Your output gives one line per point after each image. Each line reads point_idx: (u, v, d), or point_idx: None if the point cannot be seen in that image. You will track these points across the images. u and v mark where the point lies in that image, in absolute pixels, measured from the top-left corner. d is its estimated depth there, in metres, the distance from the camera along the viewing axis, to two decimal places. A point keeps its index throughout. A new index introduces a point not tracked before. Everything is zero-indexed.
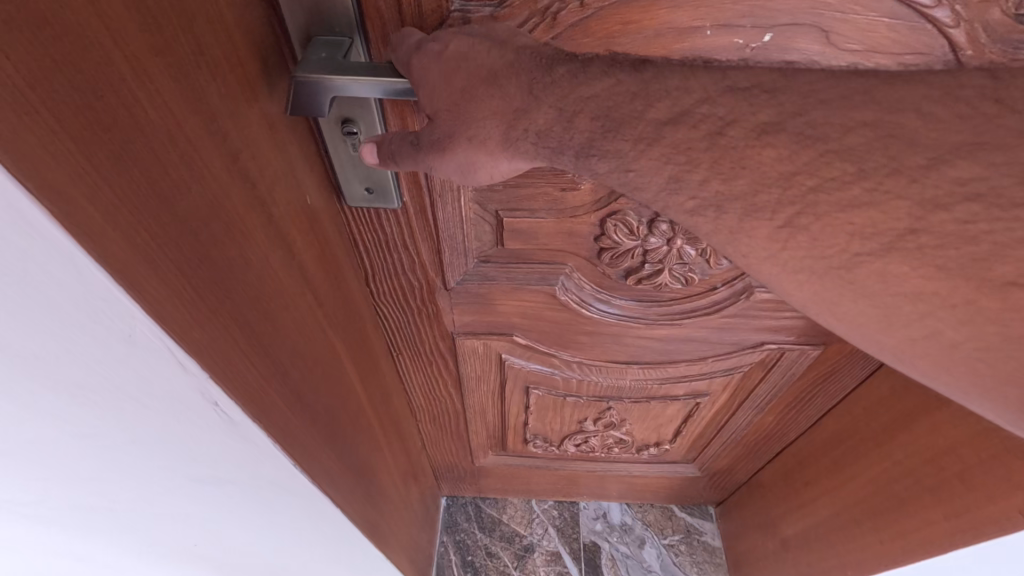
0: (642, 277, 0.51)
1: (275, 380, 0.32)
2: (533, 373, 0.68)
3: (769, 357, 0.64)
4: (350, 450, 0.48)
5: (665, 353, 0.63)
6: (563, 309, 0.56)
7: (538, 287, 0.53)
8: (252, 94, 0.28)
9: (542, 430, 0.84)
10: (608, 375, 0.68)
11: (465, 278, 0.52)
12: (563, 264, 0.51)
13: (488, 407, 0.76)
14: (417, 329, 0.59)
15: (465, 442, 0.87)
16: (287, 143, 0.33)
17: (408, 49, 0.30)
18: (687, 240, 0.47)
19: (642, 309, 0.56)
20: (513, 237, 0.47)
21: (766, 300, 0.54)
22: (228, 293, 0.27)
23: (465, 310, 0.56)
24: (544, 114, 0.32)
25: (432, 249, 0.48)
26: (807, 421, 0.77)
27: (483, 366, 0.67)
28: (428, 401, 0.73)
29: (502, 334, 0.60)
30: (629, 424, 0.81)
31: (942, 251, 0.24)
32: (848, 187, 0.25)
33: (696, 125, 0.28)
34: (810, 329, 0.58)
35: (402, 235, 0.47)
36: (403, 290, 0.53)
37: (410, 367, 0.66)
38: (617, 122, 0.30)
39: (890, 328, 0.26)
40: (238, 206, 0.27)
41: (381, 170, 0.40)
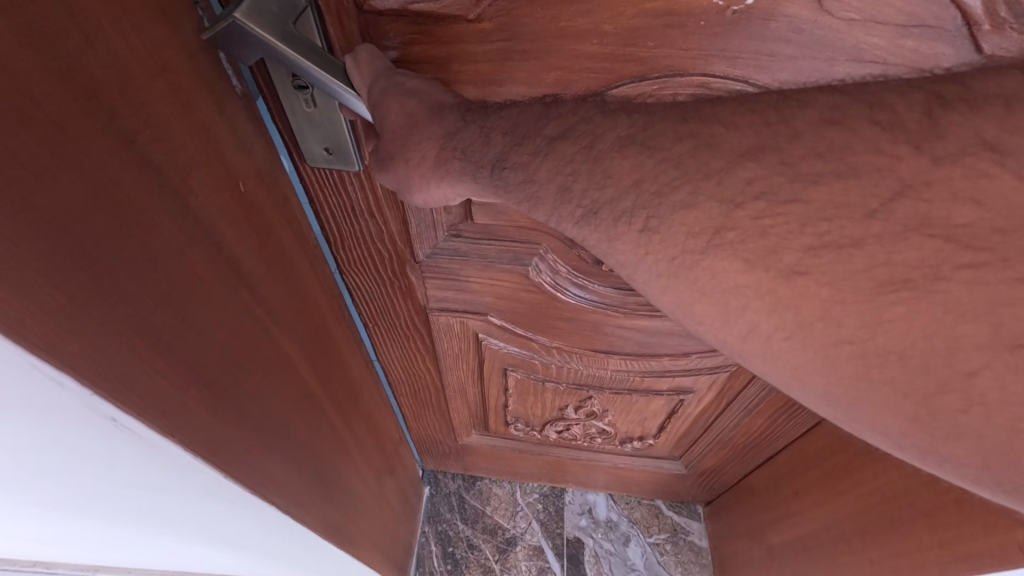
0: None
1: (200, 395, 0.30)
2: (510, 356, 0.66)
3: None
4: (306, 450, 0.47)
5: (645, 345, 0.61)
6: (537, 291, 0.54)
7: (510, 267, 0.51)
8: (152, 68, 0.27)
9: (523, 414, 0.82)
10: (589, 363, 0.66)
11: (435, 252, 0.50)
12: (537, 244, 0.48)
13: (467, 386, 0.75)
14: (391, 302, 0.58)
15: (447, 419, 0.87)
16: (205, 126, 0.31)
17: (375, 71, 0.33)
18: None
19: (620, 297, 0.53)
20: (482, 211, 0.45)
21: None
22: (126, 294, 0.24)
23: (439, 286, 0.54)
24: (470, 135, 0.33)
25: (399, 220, 0.47)
26: (799, 428, 0.73)
27: (461, 345, 0.65)
28: (406, 374, 0.73)
29: (477, 314, 0.58)
30: (612, 415, 0.78)
31: (745, 242, 0.23)
32: (675, 191, 0.25)
33: (575, 141, 0.29)
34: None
35: (368, 203, 0.45)
36: (371, 261, 0.52)
37: (386, 339, 0.65)
38: (522, 134, 0.31)
39: (724, 328, 0.24)
40: (137, 195, 0.25)
41: (339, 130, 0.38)
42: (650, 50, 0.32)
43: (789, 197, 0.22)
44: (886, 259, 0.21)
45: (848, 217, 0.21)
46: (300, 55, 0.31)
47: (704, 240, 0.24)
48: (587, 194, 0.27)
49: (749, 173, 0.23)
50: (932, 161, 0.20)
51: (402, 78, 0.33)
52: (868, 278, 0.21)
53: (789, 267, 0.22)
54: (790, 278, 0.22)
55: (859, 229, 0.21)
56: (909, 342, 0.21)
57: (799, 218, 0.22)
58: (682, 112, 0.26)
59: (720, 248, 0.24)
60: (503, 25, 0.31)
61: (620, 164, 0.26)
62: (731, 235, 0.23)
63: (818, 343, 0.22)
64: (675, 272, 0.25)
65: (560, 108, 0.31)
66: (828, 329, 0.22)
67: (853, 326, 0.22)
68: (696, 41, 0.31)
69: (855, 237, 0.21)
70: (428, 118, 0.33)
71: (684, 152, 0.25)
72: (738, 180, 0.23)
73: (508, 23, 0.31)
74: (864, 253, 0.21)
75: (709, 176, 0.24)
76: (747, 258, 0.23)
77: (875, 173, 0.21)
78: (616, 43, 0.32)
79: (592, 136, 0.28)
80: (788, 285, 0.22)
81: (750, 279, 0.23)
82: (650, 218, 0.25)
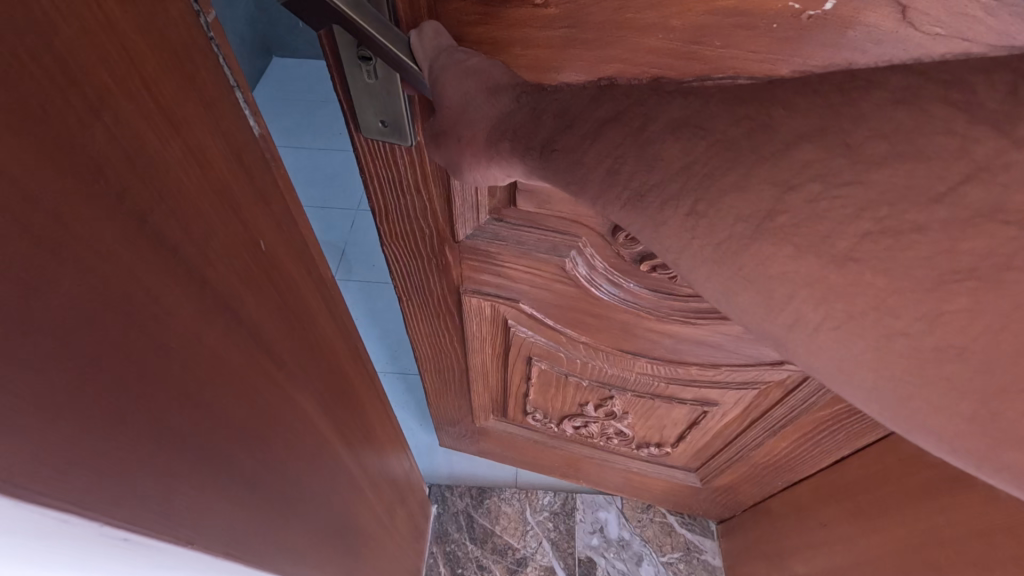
0: (656, 264, 0.47)
1: (193, 472, 0.29)
2: (535, 346, 0.67)
3: (791, 378, 0.59)
4: (319, 482, 0.47)
5: (675, 352, 0.60)
6: (570, 284, 0.54)
7: (547, 257, 0.51)
8: (169, 129, 0.26)
9: (542, 405, 0.83)
10: (616, 364, 0.66)
11: (474, 233, 0.51)
12: (577, 236, 0.48)
13: (490, 369, 0.76)
14: (425, 278, 0.59)
15: (468, 401, 0.88)
16: (224, 177, 0.31)
17: (438, 49, 0.33)
18: None
19: (654, 300, 0.53)
20: (524, 196, 0.45)
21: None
22: (123, 380, 0.24)
23: (475, 267, 0.55)
24: (519, 116, 0.34)
25: (443, 196, 0.47)
26: (828, 457, 0.71)
27: (490, 329, 0.66)
28: (433, 351, 0.74)
29: (509, 300, 0.59)
30: (632, 417, 0.78)
31: (797, 230, 0.22)
32: (726, 175, 0.24)
33: (626, 123, 0.28)
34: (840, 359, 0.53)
35: (415, 176, 0.46)
36: (413, 234, 0.53)
37: (416, 315, 0.66)
38: (572, 119, 0.30)
39: (770, 312, 0.23)
40: (144, 269, 0.25)
41: (397, 102, 0.39)
42: (715, 50, 0.31)
43: (846, 179, 0.21)
44: (951, 248, 0.20)
45: (911, 201, 0.20)
46: (366, 23, 0.32)
47: (756, 228, 0.23)
48: (633, 181, 0.27)
49: (806, 156, 0.22)
50: (1012, 142, 0.19)
51: (461, 56, 0.33)
52: (928, 267, 0.20)
53: (841, 254, 0.21)
54: (843, 265, 0.21)
55: (924, 214, 0.20)
56: (970, 337, 0.20)
57: (858, 201, 0.21)
58: (739, 96, 0.25)
59: (769, 234, 0.23)
60: (568, 12, 0.31)
61: (671, 147, 0.26)
62: (782, 219, 0.22)
63: (869, 335, 0.21)
64: (719, 257, 0.24)
65: (612, 92, 0.30)
66: (881, 321, 0.21)
67: (911, 318, 0.20)
68: (765, 43, 0.30)
69: (919, 222, 0.20)
70: (485, 99, 0.34)
71: (740, 135, 0.24)
72: (794, 162, 0.22)
73: (573, 11, 0.31)
74: (927, 241, 0.20)
75: (765, 158, 0.23)
76: (799, 245, 0.22)
77: (945, 156, 0.20)
78: (681, 39, 0.31)
79: (645, 118, 0.27)
80: (840, 272, 0.22)
81: (801, 266, 0.22)
82: (699, 201, 0.24)
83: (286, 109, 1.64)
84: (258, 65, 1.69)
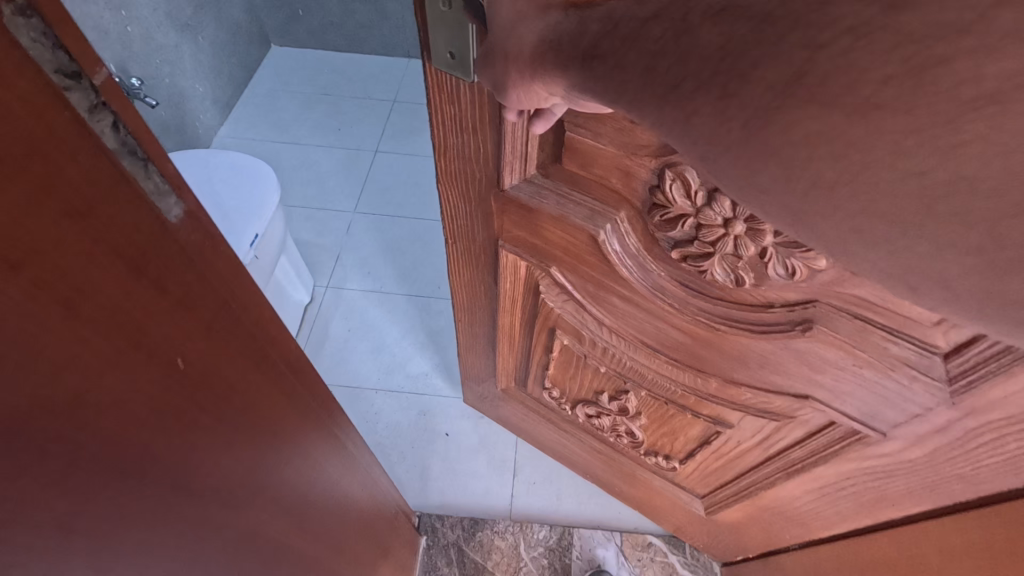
0: (689, 255, 0.46)
1: None
2: (562, 319, 0.67)
3: (817, 417, 0.55)
4: (260, 536, 0.49)
5: (697, 358, 0.57)
6: (599, 257, 0.53)
7: (582, 225, 0.51)
8: (10, 242, 0.25)
9: (562, 384, 0.83)
10: (636, 355, 0.64)
11: (519, 184, 0.52)
12: (614, 210, 0.48)
13: (517, 334, 0.78)
14: (471, 220, 0.61)
15: (492, 362, 0.91)
16: (102, 280, 0.31)
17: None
18: (749, 229, 0.41)
19: (683, 296, 0.52)
20: (568, 155, 0.46)
21: (828, 344, 0.45)
22: None
23: (516, 221, 0.56)
24: (566, 23, 0.33)
25: (495, 140, 0.49)
26: (841, 522, 0.66)
27: (520, 289, 0.67)
28: (468, 299, 0.76)
29: (543, 264, 0.60)
30: (645, 419, 0.77)
31: (824, 88, 0.22)
32: (761, 34, 0.23)
33: (669, 19, 0.27)
34: (873, 403, 0.49)
35: (475, 117, 0.48)
36: (464, 176, 0.55)
37: (459, 263, 0.70)
38: (616, 23, 0.30)
39: (787, 183, 0.24)
40: None
41: (464, 34, 0.41)
42: None
43: (879, 25, 0.20)
44: (974, 74, 0.19)
45: (940, 37, 0.19)
46: None
47: (784, 93, 0.23)
48: (670, 71, 0.27)
49: (841, 11, 0.21)
50: None
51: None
52: (950, 98, 0.20)
53: (863, 100, 0.21)
54: (865, 113, 0.21)
55: (951, 46, 0.19)
56: (980, 162, 0.21)
57: (889, 40, 0.20)
58: None
59: (796, 97, 0.23)
60: None
61: (710, 31, 0.25)
62: (809, 82, 0.22)
63: (882, 180, 0.22)
64: (747, 136, 0.25)
65: None
66: (896, 162, 0.22)
67: (923, 156, 0.21)
68: None
69: (944, 55, 0.20)
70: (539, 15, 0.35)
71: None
72: (825, 18, 0.21)
73: None
74: (952, 71, 0.20)
75: (796, 25, 0.22)
76: (820, 101, 0.22)
77: None
78: None
79: (686, 8, 0.26)
80: (863, 122, 0.22)
81: (825, 123, 0.22)
82: (728, 79, 0.24)
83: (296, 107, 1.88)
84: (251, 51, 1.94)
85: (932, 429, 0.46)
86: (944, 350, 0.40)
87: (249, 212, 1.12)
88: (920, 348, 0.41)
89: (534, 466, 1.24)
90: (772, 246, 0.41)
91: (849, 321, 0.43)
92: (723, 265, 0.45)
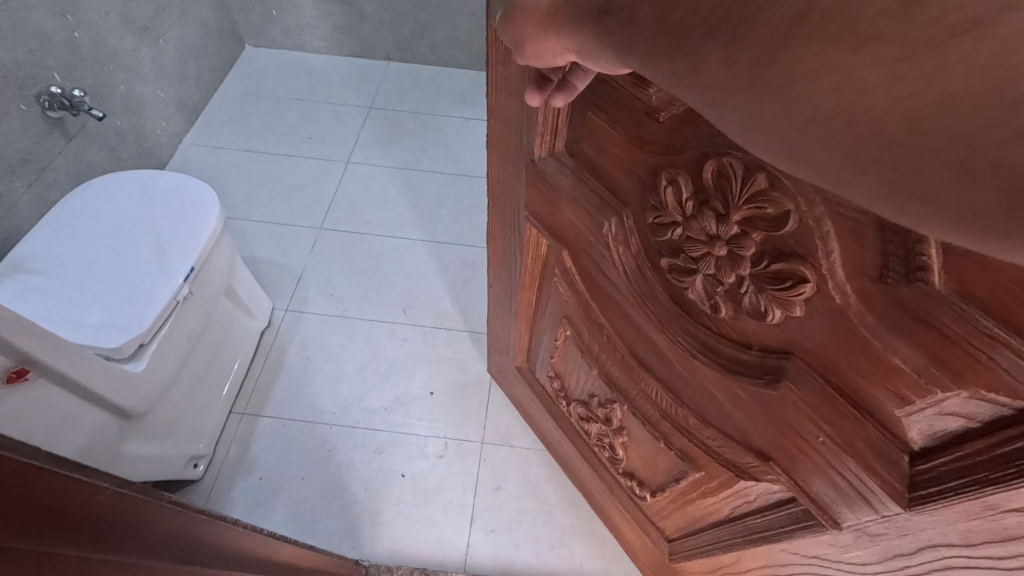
0: (676, 266, 0.65)
1: None
2: (569, 306, 0.98)
3: (784, 482, 0.70)
4: None
5: (672, 379, 0.79)
6: (596, 240, 0.78)
7: (587, 212, 0.76)
8: None
9: (564, 370, 1.17)
10: (629, 374, 0.90)
11: (544, 158, 0.80)
12: (619, 205, 0.70)
13: (538, 306, 1.12)
14: (528, 225, 0.95)
15: (513, 327, 1.29)
16: None
17: None
18: (732, 256, 0.57)
19: (669, 316, 0.71)
20: (587, 142, 0.70)
21: (801, 420, 0.60)
22: None
23: (539, 197, 0.86)
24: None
25: (532, 113, 0.76)
26: (766, 552, 0.88)
27: (535, 255, 1.00)
28: (502, 252, 1.11)
29: (549, 234, 0.90)
30: (626, 436, 1.05)
31: (824, 23, 0.29)
32: None
33: None
34: (824, 483, 0.64)
35: (517, 86, 0.75)
36: (511, 148, 0.86)
37: (505, 229, 1.05)
38: None
39: (790, 116, 0.31)
40: None
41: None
42: None
43: None
44: (958, 6, 0.25)
45: None
46: None
47: (788, 33, 0.30)
48: (684, 18, 0.35)
49: None
50: None
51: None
52: (939, 25, 0.26)
53: (862, 34, 0.28)
54: (862, 43, 0.28)
55: None
56: (962, 86, 0.25)
57: None
58: None
59: (801, 33, 0.30)
60: None
61: None
62: (815, 18, 0.29)
63: (879, 102, 0.28)
64: (756, 75, 0.32)
65: None
66: (886, 87, 0.27)
67: (912, 80, 0.27)
68: None
69: None
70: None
71: None
72: None
73: None
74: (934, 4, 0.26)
75: None
76: (820, 36, 0.29)
77: None
78: None
79: None
80: (860, 52, 0.28)
81: (824, 55, 0.29)
82: (738, 25, 0.32)
83: (274, 130, 2.42)
84: (209, 43, 2.43)
85: (877, 533, 0.62)
86: (914, 448, 0.52)
87: (184, 247, 1.40)
88: (894, 443, 0.53)
89: (490, 518, 1.65)
90: (749, 282, 0.56)
91: (820, 395, 0.56)
92: (703, 286, 0.63)
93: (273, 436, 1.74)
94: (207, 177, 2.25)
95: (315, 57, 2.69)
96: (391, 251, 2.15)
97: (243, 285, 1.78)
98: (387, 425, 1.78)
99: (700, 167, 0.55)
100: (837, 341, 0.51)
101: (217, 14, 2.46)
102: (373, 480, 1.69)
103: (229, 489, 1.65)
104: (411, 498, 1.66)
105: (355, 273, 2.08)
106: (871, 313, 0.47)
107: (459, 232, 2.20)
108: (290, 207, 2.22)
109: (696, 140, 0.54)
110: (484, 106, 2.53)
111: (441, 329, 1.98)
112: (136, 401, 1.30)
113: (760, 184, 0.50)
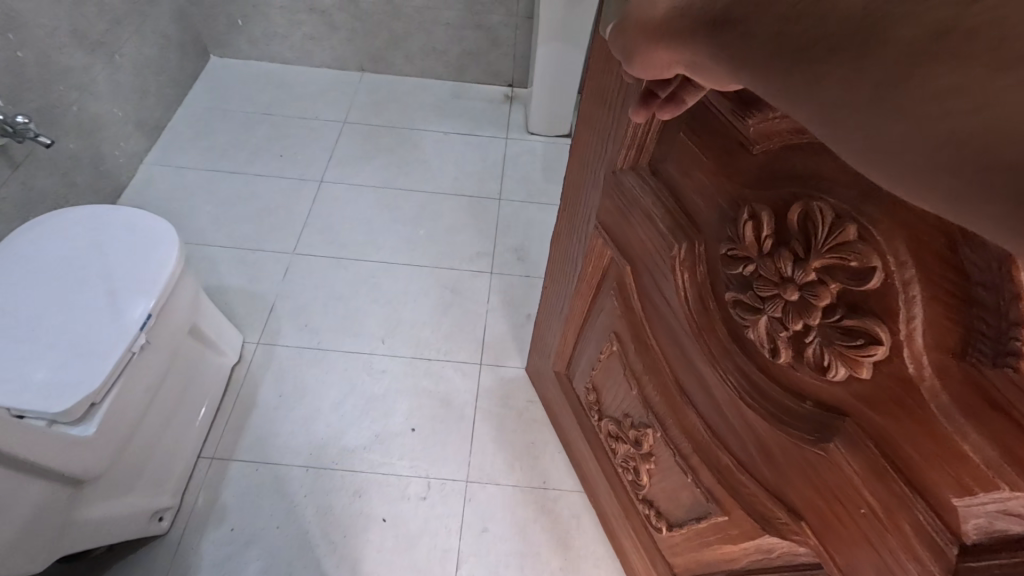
0: (740, 301, 0.61)
1: None
2: (621, 322, 0.97)
3: (812, 546, 0.65)
4: None
5: (711, 413, 0.75)
6: (661, 258, 0.76)
7: (658, 228, 0.74)
8: None
9: (602, 385, 1.14)
10: (670, 402, 0.87)
11: (627, 171, 0.79)
12: (695, 228, 0.68)
13: (592, 316, 1.11)
14: (595, 231, 0.95)
15: (560, 334, 1.29)
16: None
17: None
18: (802, 303, 0.53)
19: (724, 352, 0.68)
20: (675, 162, 0.69)
21: (845, 486, 0.56)
22: None
23: (613, 205, 0.85)
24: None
25: (626, 117, 0.75)
26: None
27: (597, 263, 1.00)
28: (567, 256, 1.11)
29: (614, 245, 0.89)
30: (655, 467, 1.01)
31: (963, 44, 0.24)
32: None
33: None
34: (859, 560, 0.58)
35: (618, 92, 0.75)
36: (596, 152, 0.87)
37: (575, 230, 1.05)
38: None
39: (917, 142, 0.27)
40: None
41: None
42: None
43: None
44: None
45: None
46: None
47: (921, 50, 0.26)
48: (807, 30, 0.32)
49: None
50: None
51: None
52: None
53: (1009, 56, 0.23)
54: (1005, 68, 0.23)
55: None
56: None
57: None
58: None
59: (933, 54, 0.25)
60: None
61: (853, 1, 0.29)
62: (952, 39, 0.25)
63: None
64: (880, 95, 0.28)
65: None
66: None
67: None
68: None
69: None
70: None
71: None
72: None
73: None
74: None
75: None
76: (957, 57, 0.25)
77: None
78: None
79: None
80: (1006, 77, 0.23)
81: (962, 78, 0.24)
82: (866, 42, 0.28)
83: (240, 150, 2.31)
84: (171, 57, 2.31)
85: None
86: (965, 542, 0.46)
87: (137, 290, 1.28)
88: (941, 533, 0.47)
89: (477, 563, 1.55)
90: (813, 339, 0.52)
91: (867, 460, 0.52)
92: (763, 328, 0.58)
93: (244, 481, 1.62)
94: (168, 202, 2.12)
95: (288, 70, 2.60)
96: (368, 276, 2.05)
97: (209, 317, 1.65)
98: (367, 466, 1.67)
99: (788, 207, 0.52)
100: (895, 409, 0.47)
101: (179, 24, 2.34)
102: (351, 526, 1.58)
103: (197, 542, 1.52)
104: (394, 544, 1.56)
105: (333, 300, 1.99)
106: (946, 393, 0.43)
107: (438, 254, 2.12)
108: (260, 231, 2.11)
109: (791, 178, 0.52)
110: (462, 124, 2.48)
111: (423, 358, 1.89)
112: (90, 465, 1.17)
113: (849, 235, 0.46)
